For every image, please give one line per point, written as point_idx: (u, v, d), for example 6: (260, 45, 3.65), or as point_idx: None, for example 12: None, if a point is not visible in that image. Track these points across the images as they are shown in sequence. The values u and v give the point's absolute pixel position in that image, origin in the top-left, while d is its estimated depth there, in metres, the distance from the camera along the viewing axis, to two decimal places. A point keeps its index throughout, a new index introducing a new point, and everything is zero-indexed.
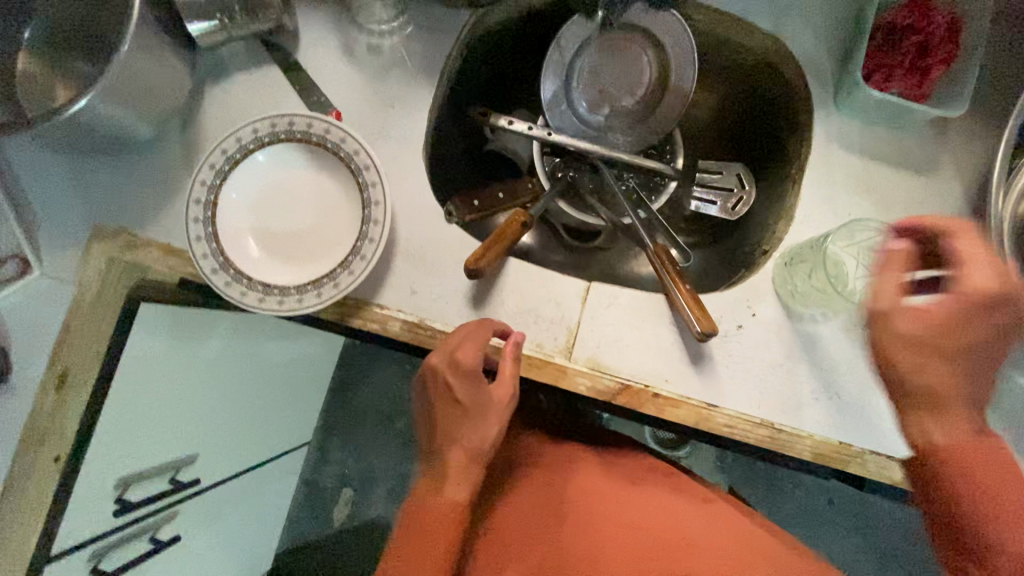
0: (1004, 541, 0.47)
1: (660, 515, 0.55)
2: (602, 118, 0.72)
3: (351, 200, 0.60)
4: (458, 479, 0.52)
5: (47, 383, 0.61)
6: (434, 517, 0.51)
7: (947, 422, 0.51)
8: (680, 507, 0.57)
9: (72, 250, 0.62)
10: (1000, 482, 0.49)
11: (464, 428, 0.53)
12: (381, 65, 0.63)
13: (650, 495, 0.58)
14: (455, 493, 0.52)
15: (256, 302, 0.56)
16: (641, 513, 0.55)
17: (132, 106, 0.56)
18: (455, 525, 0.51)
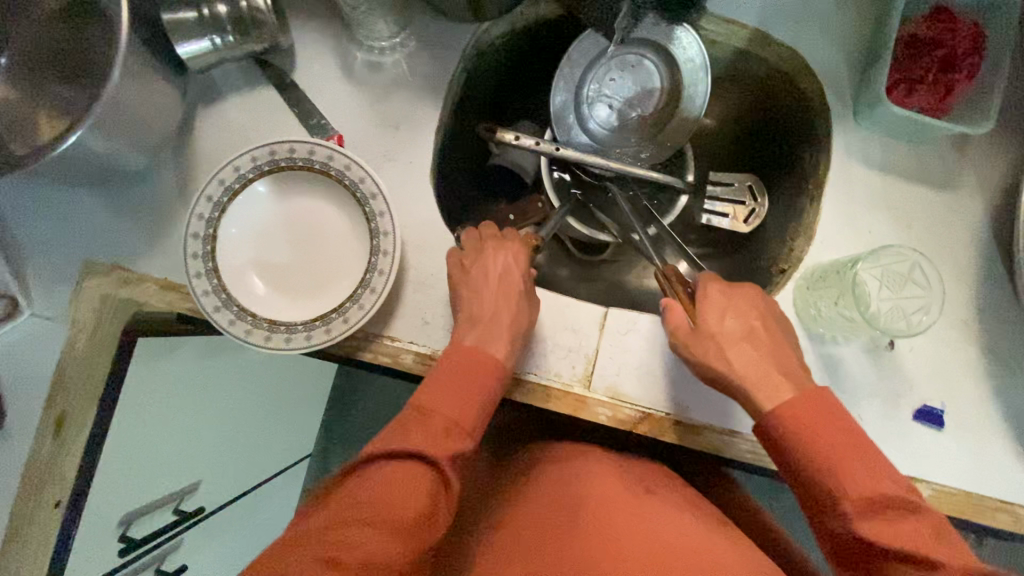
0: (854, 486, 0.40)
1: (677, 534, 0.47)
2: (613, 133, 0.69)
3: (358, 229, 0.57)
4: (504, 342, 0.50)
5: (43, 427, 0.59)
6: (480, 366, 0.47)
7: (764, 385, 0.46)
8: (699, 532, 0.48)
9: (64, 287, 0.59)
10: (814, 426, 0.43)
11: (511, 312, 0.52)
12: (383, 84, 0.60)
13: (660, 511, 0.50)
14: (501, 352, 0.49)
15: (262, 341, 0.53)
16: (655, 530, 0.47)
17: (122, 137, 0.52)
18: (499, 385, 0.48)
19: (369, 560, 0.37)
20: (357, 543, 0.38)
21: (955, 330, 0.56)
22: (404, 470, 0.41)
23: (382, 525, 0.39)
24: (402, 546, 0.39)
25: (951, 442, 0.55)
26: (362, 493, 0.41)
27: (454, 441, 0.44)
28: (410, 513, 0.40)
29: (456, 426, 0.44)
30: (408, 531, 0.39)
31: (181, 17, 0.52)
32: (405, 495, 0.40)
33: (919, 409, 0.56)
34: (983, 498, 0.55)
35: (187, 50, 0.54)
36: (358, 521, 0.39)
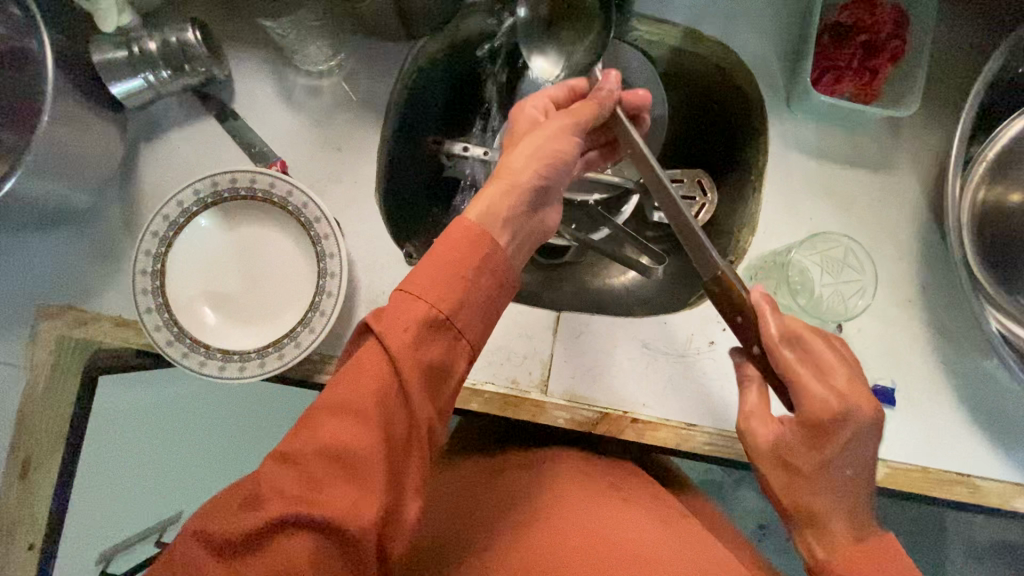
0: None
1: (625, 526, 0.51)
2: None
3: (306, 252, 0.57)
4: (489, 203, 0.42)
5: (9, 472, 0.58)
6: (455, 235, 0.40)
7: (834, 547, 0.43)
8: (645, 523, 0.52)
9: (18, 329, 0.59)
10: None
11: (533, 147, 0.45)
12: (323, 107, 0.61)
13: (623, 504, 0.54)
14: (476, 213, 0.42)
15: (217, 370, 0.54)
16: (603, 525, 0.51)
17: (60, 177, 0.53)
18: (479, 242, 0.40)
19: (324, 444, 0.35)
20: (314, 432, 0.35)
21: (900, 309, 0.57)
22: (365, 356, 0.37)
23: (348, 411, 0.35)
24: (362, 427, 0.35)
25: (903, 419, 0.56)
26: (332, 381, 0.37)
27: (416, 308, 0.37)
28: (365, 395, 0.36)
29: (416, 294, 0.37)
30: (367, 414, 0.36)
31: (112, 57, 0.53)
32: (359, 376, 0.36)
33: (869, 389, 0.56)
34: (939, 472, 0.56)
35: (121, 87, 0.55)
36: (326, 409, 0.36)
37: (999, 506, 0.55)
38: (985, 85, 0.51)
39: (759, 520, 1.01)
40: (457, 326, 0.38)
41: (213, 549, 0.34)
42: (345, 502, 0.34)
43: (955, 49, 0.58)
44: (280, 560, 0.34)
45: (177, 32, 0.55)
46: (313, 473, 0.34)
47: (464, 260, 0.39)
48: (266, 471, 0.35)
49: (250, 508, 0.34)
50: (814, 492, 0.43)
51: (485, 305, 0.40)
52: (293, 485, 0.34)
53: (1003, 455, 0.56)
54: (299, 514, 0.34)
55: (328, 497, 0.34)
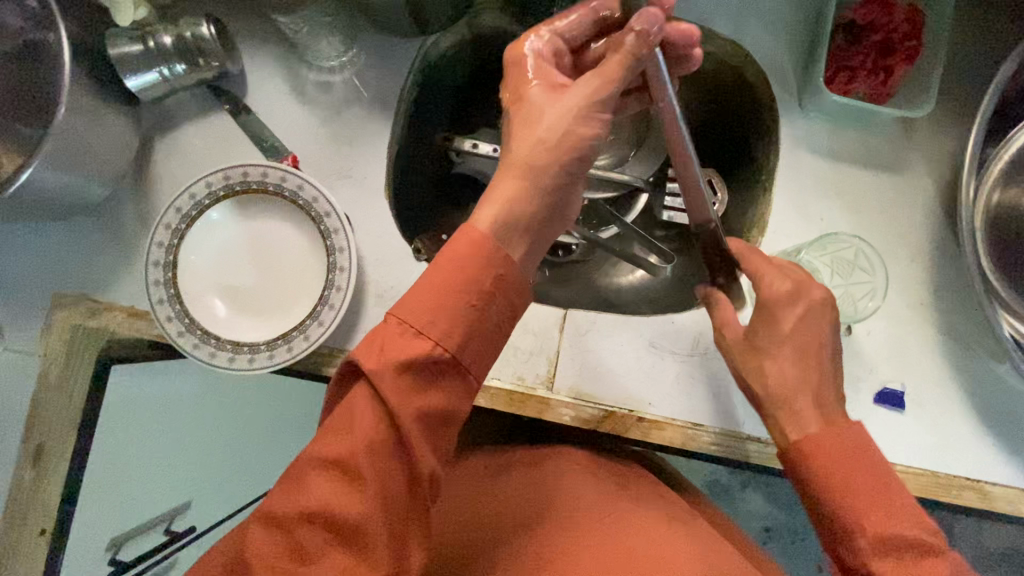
0: (871, 523, 0.41)
1: (631, 533, 0.50)
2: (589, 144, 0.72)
3: (315, 246, 0.58)
4: (503, 207, 0.40)
5: (23, 458, 0.60)
6: (458, 259, 0.38)
7: (804, 422, 0.44)
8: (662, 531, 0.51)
9: (35, 319, 0.60)
10: (855, 478, 0.42)
11: (555, 133, 0.41)
12: (334, 102, 0.61)
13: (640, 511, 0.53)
14: (487, 222, 0.39)
15: (227, 362, 0.54)
16: (605, 533, 0.50)
17: (76, 169, 0.54)
18: (482, 264, 0.38)
19: (313, 509, 0.36)
20: (304, 493, 0.36)
21: (911, 311, 0.57)
22: (354, 410, 0.36)
23: (337, 472, 0.36)
24: (355, 490, 0.36)
25: (912, 422, 0.56)
26: (322, 434, 0.37)
27: (411, 351, 0.36)
28: (356, 453, 0.36)
29: (413, 331, 0.37)
30: (359, 474, 0.36)
31: (126, 51, 0.54)
32: (349, 434, 0.36)
33: (878, 391, 0.56)
34: (948, 477, 0.55)
35: (136, 81, 0.56)
36: (316, 468, 0.36)
37: (1008, 512, 0.55)
38: (1001, 86, 0.50)
39: (764, 522, 1.00)
40: (458, 360, 0.38)
41: None
42: (337, 568, 0.36)
43: (972, 48, 0.57)
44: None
45: (191, 26, 0.55)
46: (305, 537, 0.36)
47: (467, 287, 0.37)
48: (260, 530, 0.37)
49: (247, 574, 0.36)
50: (779, 370, 0.46)
51: (487, 338, 0.38)
52: (287, 551, 0.36)
53: (1014, 460, 0.55)
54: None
55: (321, 563, 0.36)
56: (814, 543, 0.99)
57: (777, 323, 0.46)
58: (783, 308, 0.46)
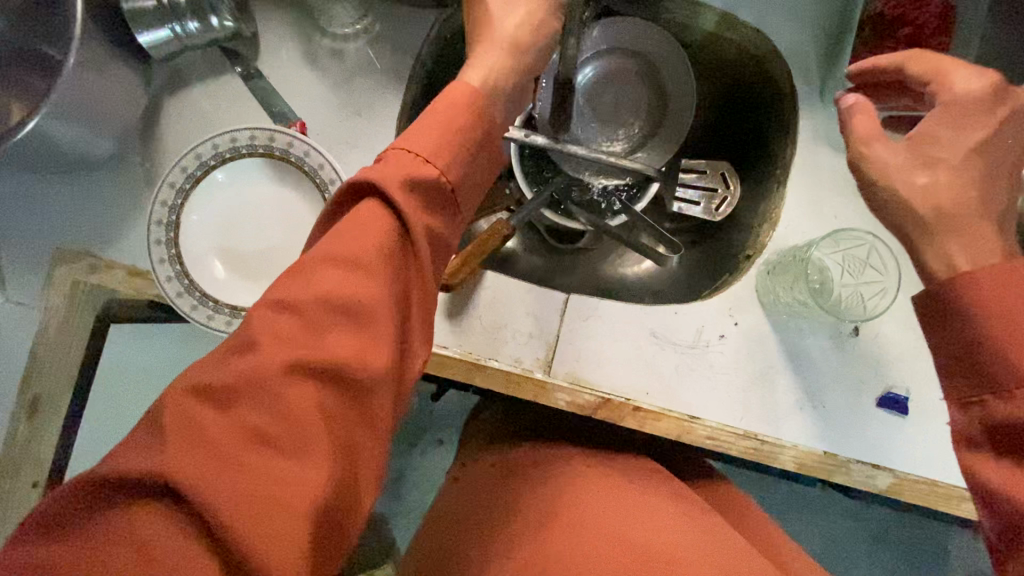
0: None
1: (651, 528, 0.51)
2: (602, 128, 0.71)
3: (319, 214, 0.57)
4: (488, 71, 0.44)
5: (18, 409, 0.60)
6: (455, 104, 0.40)
7: (978, 250, 0.36)
8: (666, 520, 0.52)
9: (36, 273, 0.60)
10: None
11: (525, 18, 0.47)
12: (346, 70, 0.60)
13: (643, 501, 0.54)
14: (476, 81, 0.43)
15: (225, 326, 0.54)
16: (624, 524, 0.51)
17: (83, 122, 0.53)
18: (479, 111, 0.41)
19: (328, 291, 0.33)
20: (314, 281, 0.33)
21: None
22: (367, 210, 0.35)
23: (351, 260, 0.34)
24: (372, 274, 0.34)
25: (915, 430, 0.55)
26: (334, 234, 0.35)
27: (417, 173, 0.37)
28: (373, 238, 0.34)
29: (417, 157, 0.37)
30: (374, 259, 0.34)
31: None
32: (361, 229, 0.35)
33: (883, 395, 0.55)
34: (948, 487, 0.54)
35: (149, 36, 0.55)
36: (326, 259, 0.34)
37: None
38: None
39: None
40: (455, 189, 0.39)
41: (195, 390, 0.31)
42: (352, 348, 0.33)
43: None
44: (286, 404, 0.31)
45: None
46: (319, 323, 0.33)
47: (463, 126, 0.39)
48: (263, 316, 0.33)
49: (249, 354, 0.32)
50: (954, 185, 0.37)
51: (476, 175, 0.41)
52: (297, 334, 0.32)
53: None
54: (306, 358, 0.32)
55: (334, 344, 0.33)
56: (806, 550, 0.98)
57: (967, 129, 0.38)
58: (975, 114, 0.38)
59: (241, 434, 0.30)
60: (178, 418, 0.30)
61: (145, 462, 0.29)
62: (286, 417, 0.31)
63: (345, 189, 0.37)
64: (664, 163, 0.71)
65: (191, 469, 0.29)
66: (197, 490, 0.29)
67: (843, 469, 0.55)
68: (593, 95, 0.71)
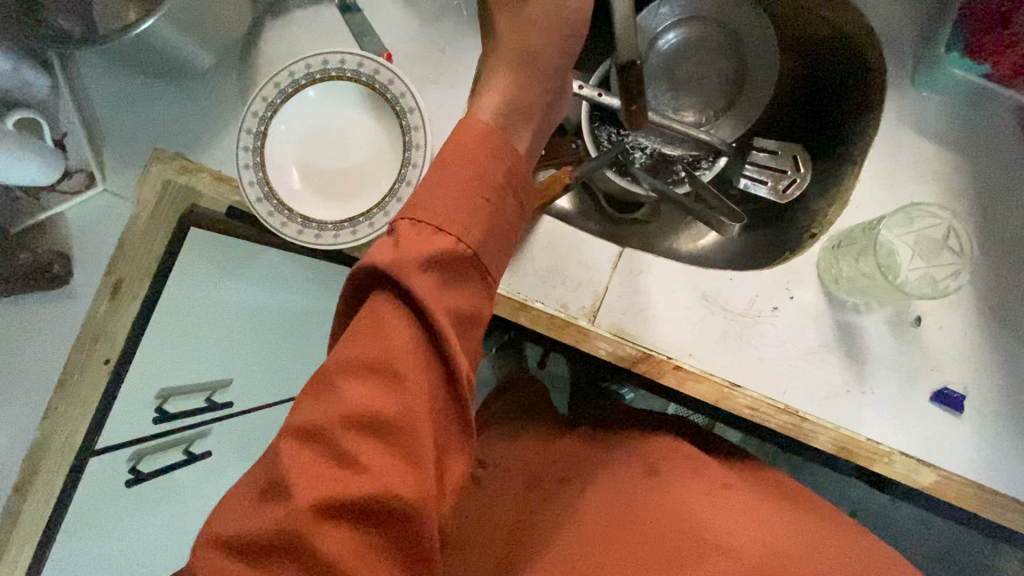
0: None
1: (676, 511, 0.52)
2: (674, 94, 0.72)
3: (394, 143, 0.60)
4: (498, 98, 0.42)
5: (102, 290, 0.65)
6: (465, 152, 0.38)
7: None
8: (692, 500, 0.54)
9: (134, 168, 0.65)
10: None
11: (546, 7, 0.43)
12: (435, 10, 0.62)
13: (666, 486, 0.56)
14: (482, 114, 0.41)
15: (295, 234, 0.58)
16: (649, 514, 0.53)
17: (193, 31, 0.57)
18: (494, 156, 0.38)
19: (349, 412, 0.33)
20: (334, 398, 0.33)
21: (990, 315, 0.53)
22: (382, 312, 0.35)
23: (374, 371, 0.34)
24: (393, 388, 0.34)
25: (967, 429, 0.53)
26: (348, 348, 0.34)
27: (431, 246, 0.35)
28: (391, 350, 0.34)
29: (429, 227, 0.36)
30: (397, 373, 0.34)
31: None
32: (379, 338, 0.34)
33: (938, 390, 0.53)
34: (995, 494, 0.53)
35: None
36: (349, 371, 0.34)
37: None
38: None
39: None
40: (474, 252, 0.37)
41: (237, 542, 0.33)
42: (381, 471, 0.33)
43: None
44: (317, 546, 0.32)
45: None
46: (343, 451, 0.33)
47: (473, 179, 0.37)
48: (286, 449, 0.33)
49: (276, 494, 0.33)
50: None
51: (496, 224, 0.38)
52: (322, 467, 0.33)
53: None
54: (333, 496, 0.32)
55: (363, 471, 0.33)
56: None
57: None
58: None
59: None
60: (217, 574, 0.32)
61: None
62: (321, 560, 0.32)
63: (354, 279, 0.36)
64: (734, 139, 0.72)
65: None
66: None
67: (885, 460, 0.53)
68: (672, 59, 0.71)
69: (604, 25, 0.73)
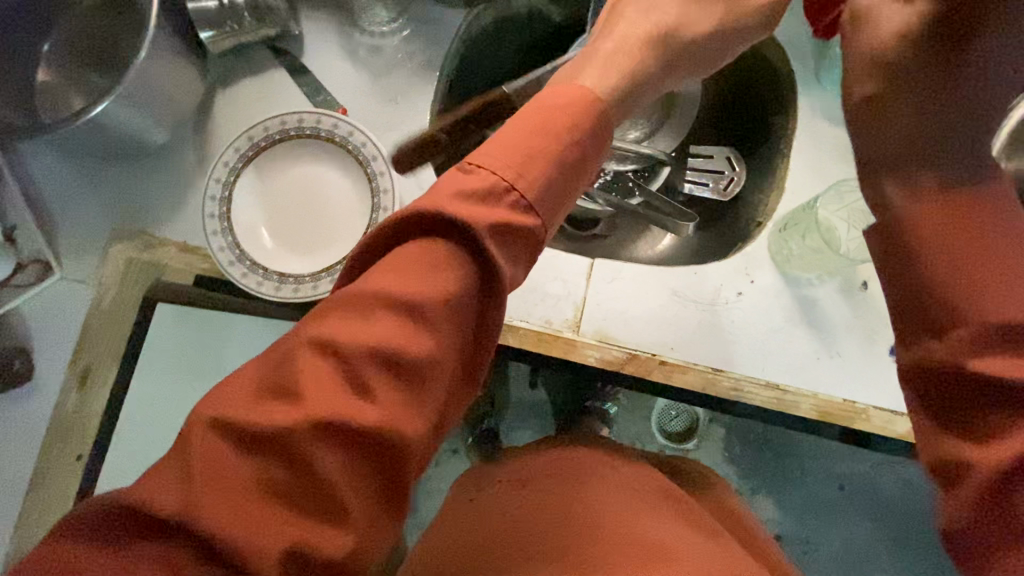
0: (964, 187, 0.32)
1: (670, 531, 0.50)
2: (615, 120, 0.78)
3: (360, 190, 0.62)
4: (603, 69, 0.40)
5: (70, 379, 0.63)
6: (546, 111, 0.36)
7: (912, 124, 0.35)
8: (687, 529, 0.51)
9: (91, 253, 0.64)
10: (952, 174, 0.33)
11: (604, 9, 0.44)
12: (383, 64, 0.66)
13: (662, 507, 0.54)
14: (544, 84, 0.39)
15: (272, 290, 0.58)
16: (643, 522, 0.50)
17: (147, 110, 0.58)
18: (574, 121, 0.36)
19: (380, 343, 0.31)
20: (366, 323, 0.31)
21: None
22: (427, 250, 0.33)
23: (406, 307, 0.32)
24: (423, 329, 0.32)
25: None
26: (387, 270, 0.32)
27: (493, 200, 0.34)
28: (429, 291, 0.32)
29: (498, 180, 0.34)
30: (427, 313, 0.32)
31: (204, 6, 0.59)
32: (421, 273, 0.32)
33: (896, 344, 0.58)
34: None
35: (209, 33, 0.61)
36: (381, 299, 0.32)
37: None
38: None
39: (774, 530, 0.99)
40: (538, 223, 0.35)
41: (234, 435, 0.30)
42: (390, 409, 0.31)
43: None
44: (312, 464, 0.30)
45: None
46: (362, 380, 0.31)
47: (553, 137, 0.35)
48: (306, 361, 0.31)
49: (284, 396, 0.31)
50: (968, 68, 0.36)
51: (557, 198, 0.36)
52: (339, 385, 0.31)
53: None
54: (341, 417, 0.30)
55: (376, 403, 0.31)
56: (828, 552, 0.99)
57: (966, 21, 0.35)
58: None
59: (258, 489, 0.30)
60: (206, 461, 0.29)
61: (161, 500, 0.28)
62: (312, 477, 0.30)
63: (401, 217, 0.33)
64: (672, 150, 0.79)
65: (208, 518, 0.28)
66: (216, 536, 0.28)
67: (863, 416, 0.58)
68: None
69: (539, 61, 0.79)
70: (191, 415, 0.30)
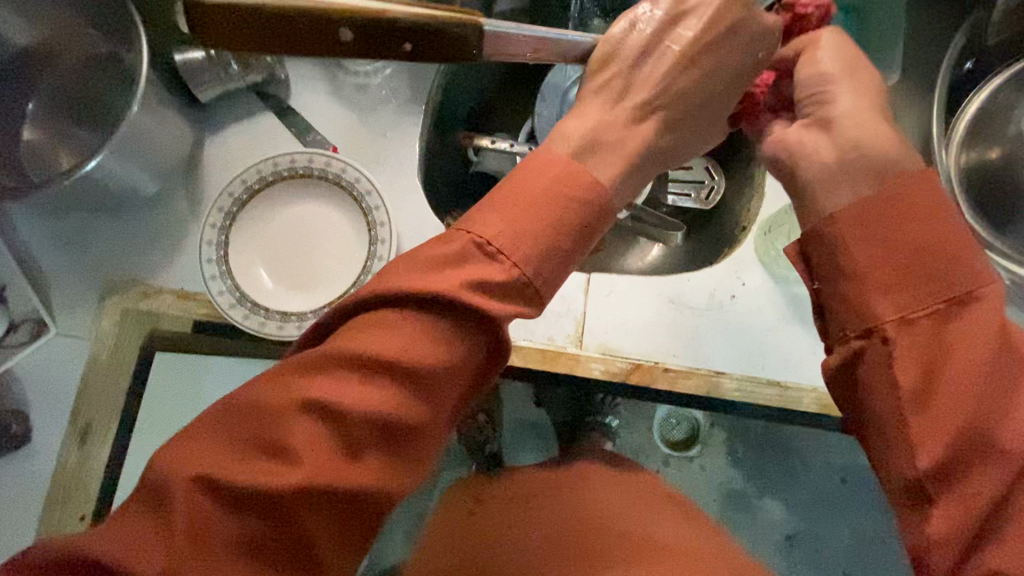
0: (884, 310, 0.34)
1: (656, 534, 0.53)
2: None
3: (354, 226, 0.63)
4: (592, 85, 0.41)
5: (69, 437, 0.61)
6: (555, 178, 0.35)
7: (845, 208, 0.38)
8: (671, 531, 0.55)
9: (85, 307, 0.63)
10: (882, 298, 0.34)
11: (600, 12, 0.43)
12: (370, 101, 0.68)
13: (650, 510, 0.57)
14: None
15: (276, 330, 0.58)
16: (632, 527, 0.54)
17: (138, 163, 0.59)
18: (582, 195, 0.35)
19: (372, 413, 0.31)
20: (359, 390, 0.32)
21: None
22: (424, 323, 0.33)
23: (399, 377, 0.32)
24: (422, 402, 0.33)
25: None
26: (384, 339, 0.32)
27: (493, 277, 0.34)
28: (431, 366, 0.33)
29: (503, 260, 0.34)
30: (418, 384, 0.33)
31: (191, 57, 0.61)
32: (419, 344, 0.33)
33: None
34: None
35: (200, 86, 0.63)
36: (375, 368, 0.32)
37: None
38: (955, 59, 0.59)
39: (784, 530, 1.00)
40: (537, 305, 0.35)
41: (217, 490, 0.30)
42: (374, 474, 0.32)
43: (928, 32, 0.67)
44: (299, 526, 0.31)
45: None
46: (353, 444, 0.31)
47: (563, 221, 0.35)
48: (295, 423, 0.31)
49: (272, 456, 0.31)
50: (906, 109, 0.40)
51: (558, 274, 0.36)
52: (327, 449, 0.31)
53: None
54: (328, 481, 0.31)
55: (362, 468, 0.32)
56: (841, 548, 1.00)
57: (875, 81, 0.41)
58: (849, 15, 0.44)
59: (238, 546, 0.30)
60: (192, 516, 0.29)
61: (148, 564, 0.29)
62: (293, 533, 0.31)
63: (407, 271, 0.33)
64: None
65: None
66: None
67: None
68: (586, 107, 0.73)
69: (520, 88, 0.82)
70: (168, 473, 0.30)
